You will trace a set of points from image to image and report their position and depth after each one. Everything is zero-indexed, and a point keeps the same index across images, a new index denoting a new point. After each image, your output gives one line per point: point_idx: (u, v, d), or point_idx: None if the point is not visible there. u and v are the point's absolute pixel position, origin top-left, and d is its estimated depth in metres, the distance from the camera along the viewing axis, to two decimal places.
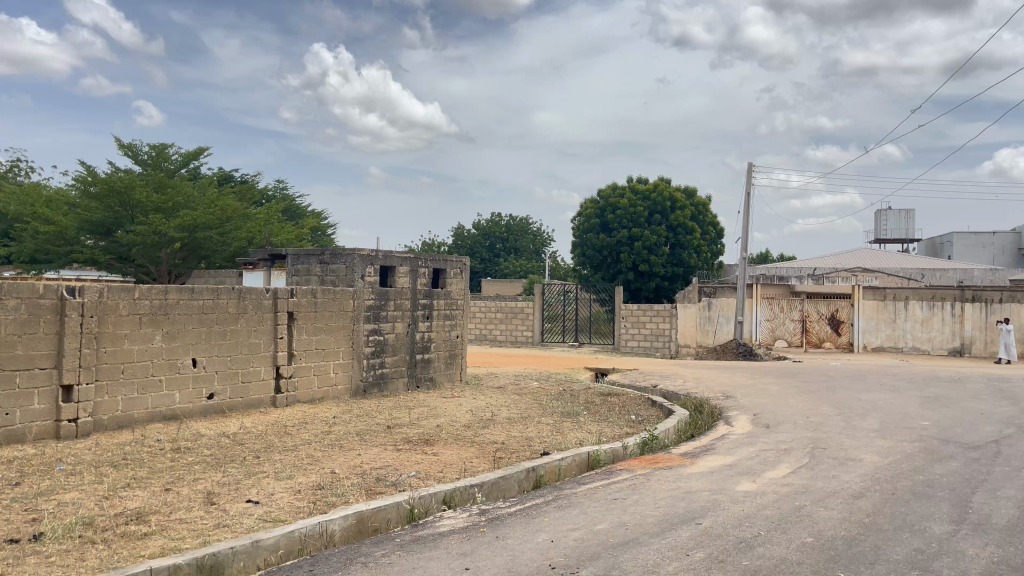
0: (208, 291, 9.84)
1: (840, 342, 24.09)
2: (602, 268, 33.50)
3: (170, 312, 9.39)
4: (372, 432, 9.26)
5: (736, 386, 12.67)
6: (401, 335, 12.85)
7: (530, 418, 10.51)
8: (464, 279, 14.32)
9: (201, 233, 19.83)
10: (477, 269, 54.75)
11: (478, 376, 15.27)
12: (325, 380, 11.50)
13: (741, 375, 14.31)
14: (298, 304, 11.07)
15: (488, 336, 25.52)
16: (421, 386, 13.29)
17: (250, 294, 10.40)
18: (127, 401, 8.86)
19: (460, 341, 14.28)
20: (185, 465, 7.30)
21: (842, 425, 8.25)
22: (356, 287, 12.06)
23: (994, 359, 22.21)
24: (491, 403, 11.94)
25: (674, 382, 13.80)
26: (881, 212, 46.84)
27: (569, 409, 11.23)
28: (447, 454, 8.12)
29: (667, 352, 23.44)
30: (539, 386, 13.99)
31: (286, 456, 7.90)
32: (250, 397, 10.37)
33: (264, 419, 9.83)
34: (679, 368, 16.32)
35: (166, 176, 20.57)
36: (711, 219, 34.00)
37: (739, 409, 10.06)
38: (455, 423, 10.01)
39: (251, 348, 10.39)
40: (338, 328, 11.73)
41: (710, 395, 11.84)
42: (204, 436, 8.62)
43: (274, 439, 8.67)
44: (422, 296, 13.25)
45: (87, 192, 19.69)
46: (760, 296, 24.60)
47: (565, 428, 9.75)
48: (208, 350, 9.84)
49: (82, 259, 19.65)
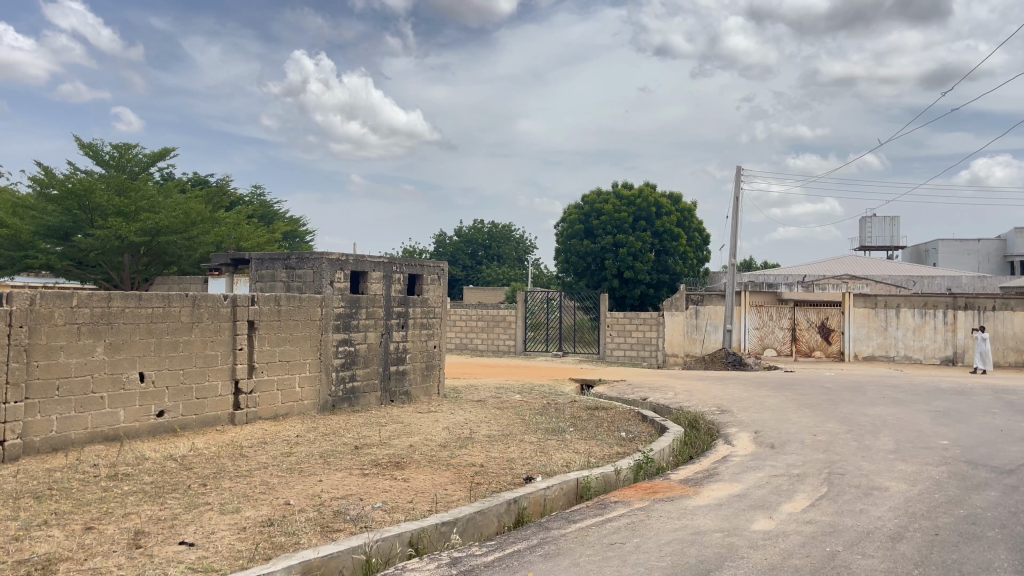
0: (157, 298, 8.93)
1: (830, 351, 23.49)
2: (586, 274, 32.77)
3: (114, 321, 8.48)
4: (337, 454, 8.41)
5: (732, 399, 11.92)
6: (374, 345, 12.00)
7: (513, 436, 9.69)
8: (443, 285, 13.51)
9: (165, 238, 18.88)
10: (459, 276, 54.00)
11: (458, 389, 14.43)
12: (290, 395, 10.63)
13: (736, 387, 13.58)
14: (259, 311, 10.20)
15: (469, 345, 24.72)
16: (396, 400, 12.45)
17: (205, 301, 9.51)
18: (63, 421, 7.95)
19: (438, 352, 13.46)
20: (118, 496, 6.40)
21: (855, 446, 7.53)
22: (324, 294, 11.19)
23: (972, 368, 21.63)
24: (470, 419, 11.11)
25: (665, 395, 13.03)
26: (866, 220, 46.59)
27: (554, 426, 10.43)
28: (419, 479, 7.29)
29: (654, 362, 22.58)
30: (522, 399, 13.18)
31: (237, 482, 7.02)
32: (205, 415, 9.47)
33: (220, 439, 8.93)
34: (668, 379, 15.59)
35: (129, 178, 19.58)
36: (697, 224, 33.40)
37: (738, 426, 9.32)
38: (430, 443, 9.18)
39: (206, 360, 9.49)
40: (304, 339, 10.86)
41: (705, 409, 11.09)
42: (148, 460, 7.71)
43: (226, 463, 7.78)
44: (396, 303, 12.42)
45: (44, 194, 18.66)
46: (749, 304, 23.93)
47: (550, 448, 8.94)
48: (157, 363, 8.93)
49: (38, 264, 18.64)
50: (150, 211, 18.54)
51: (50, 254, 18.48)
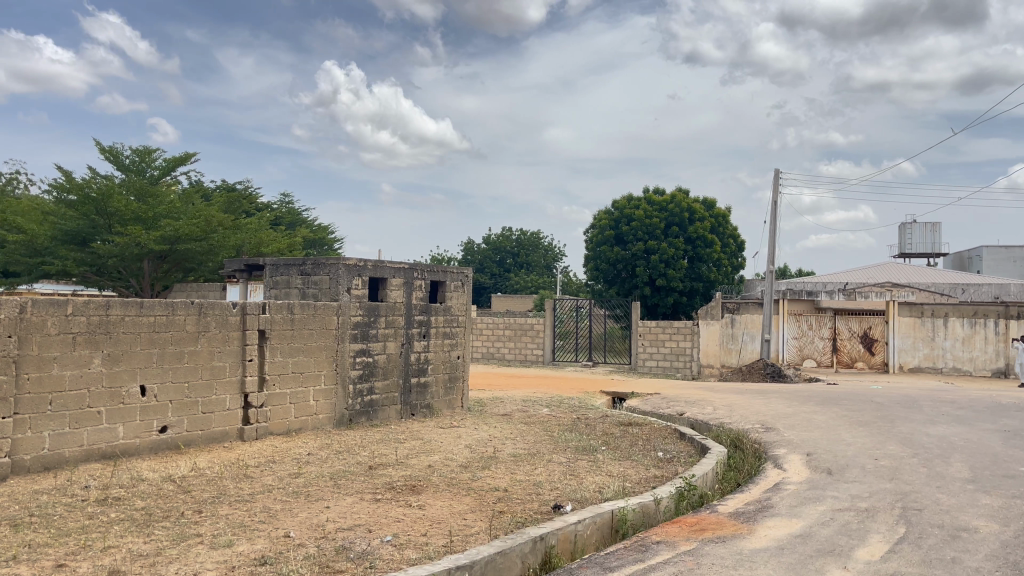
0: (160, 306, 8.35)
1: (873, 361, 22.44)
2: (616, 282, 31.93)
3: (113, 330, 7.92)
4: (349, 475, 7.74)
5: (777, 416, 11.08)
6: (393, 356, 11.35)
7: (540, 455, 8.96)
8: (466, 293, 12.84)
9: (184, 244, 18.55)
10: (487, 284, 53.38)
11: (482, 401, 13.73)
12: (303, 409, 10.02)
13: (779, 401, 12.71)
14: (271, 320, 9.60)
15: (496, 355, 24.03)
16: (417, 414, 11.80)
17: (212, 308, 8.92)
18: (56, 438, 7.39)
19: (462, 363, 12.77)
20: (102, 526, 5.79)
21: (925, 474, 6.71)
22: (341, 302, 10.57)
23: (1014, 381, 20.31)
24: (495, 435, 10.40)
25: (703, 409, 12.22)
26: (906, 226, 45.12)
27: (585, 444, 9.68)
28: (436, 506, 6.60)
29: (688, 373, 21.62)
30: (551, 413, 12.44)
31: (236, 508, 6.38)
32: (213, 431, 8.88)
33: (226, 457, 8.32)
34: (705, 392, 14.74)
35: (149, 183, 19.22)
36: (731, 231, 32.42)
37: (788, 447, 8.51)
38: (451, 462, 8.49)
39: (213, 372, 8.91)
40: (319, 349, 10.25)
41: (748, 427, 10.26)
42: (145, 481, 7.12)
43: (227, 485, 7.15)
44: (417, 312, 11.78)
45: (63, 199, 18.39)
46: (787, 312, 22.95)
47: (580, 470, 8.19)
48: (160, 375, 8.35)
49: (55, 270, 18.34)
50: (168, 217, 18.23)
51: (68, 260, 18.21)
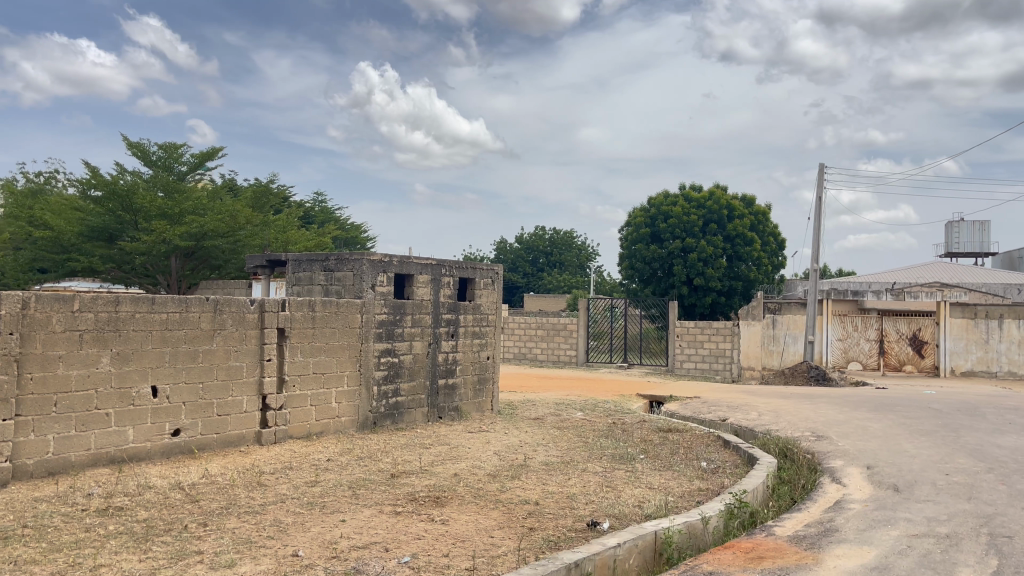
0: (172, 302, 7.92)
1: (923, 365, 21.44)
2: (652, 281, 31.17)
3: (122, 328, 7.51)
4: (369, 484, 7.23)
5: (828, 423, 10.34)
6: (420, 356, 10.84)
7: (574, 464, 8.37)
8: (497, 291, 12.28)
9: (210, 241, 18.32)
10: (519, 283, 52.90)
11: (513, 404, 13.16)
12: (325, 411, 9.54)
13: (828, 407, 11.96)
14: (291, 318, 9.14)
15: (528, 355, 23.46)
16: (445, 417, 11.28)
17: (228, 305, 8.47)
18: (61, 441, 6.99)
19: (491, 364, 12.21)
20: (98, 540, 5.32)
21: (1007, 493, 6.01)
22: (365, 300, 10.08)
23: None
24: (526, 441, 9.83)
25: (747, 415, 11.51)
26: (952, 224, 43.60)
27: (622, 452, 9.07)
28: (461, 521, 6.05)
29: (728, 376, 20.73)
30: (585, 418, 11.83)
31: (245, 521, 5.90)
32: (229, 434, 8.45)
33: (241, 462, 7.87)
34: (748, 396, 14.02)
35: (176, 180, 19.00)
36: (772, 228, 31.48)
37: (845, 459, 7.82)
38: (478, 471, 7.93)
39: (229, 372, 8.47)
40: (342, 349, 9.77)
41: (798, 435, 9.55)
42: (151, 489, 6.68)
43: (239, 494, 6.67)
44: (445, 309, 11.26)
45: (89, 195, 18.22)
46: (832, 312, 21.94)
47: (617, 482, 7.58)
48: (173, 376, 7.93)
49: (81, 267, 18.24)
50: (194, 213, 18.00)
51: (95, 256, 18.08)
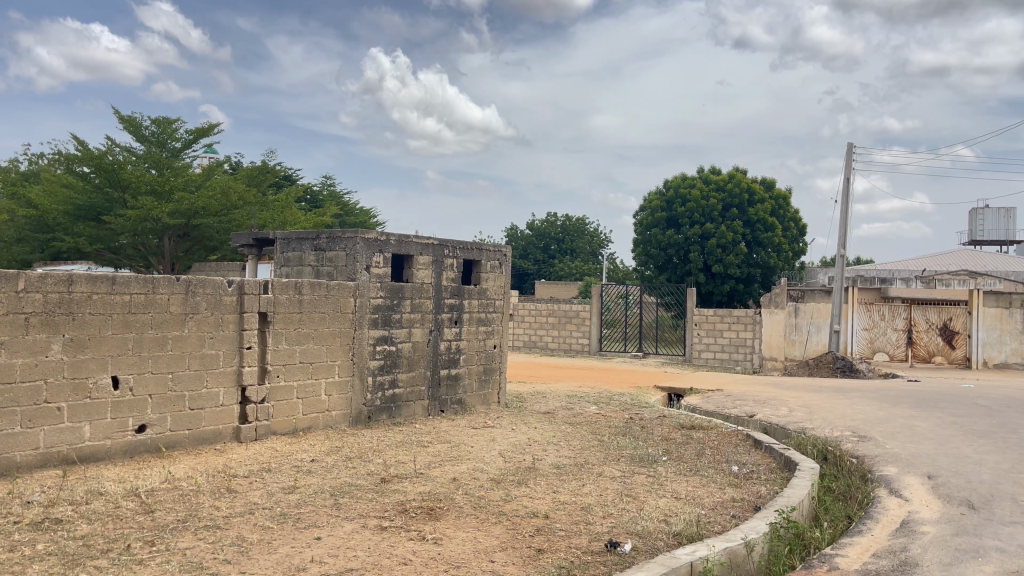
0: (136, 282, 7.02)
1: (954, 356, 20.37)
2: (668, 268, 30.17)
3: (77, 311, 6.62)
4: (355, 491, 6.32)
5: (869, 421, 9.33)
6: (420, 345, 9.91)
7: (588, 468, 7.42)
8: (504, 274, 11.32)
9: (202, 220, 17.55)
10: (531, 270, 51.96)
11: (521, 397, 12.22)
12: (313, 405, 8.65)
13: (865, 402, 10.94)
14: (275, 302, 8.21)
15: (539, 344, 22.52)
16: (447, 411, 10.38)
17: (203, 286, 7.56)
18: (4, 439, 6.13)
19: (498, 354, 11.27)
20: (19, 565, 4.43)
21: None
22: (358, 282, 9.14)
23: None
24: (535, 439, 8.89)
25: (777, 411, 10.53)
26: (977, 211, 42.27)
27: (643, 453, 8.11)
28: (457, 541, 5.14)
29: (748, 367, 19.76)
30: (599, 413, 10.87)
31: (202, 539, 5.00)
32: (202, 430, 7.56)
33: (213, 463, 6.97)
34: (775, 389, 13.02)
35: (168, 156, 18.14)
36: (793, 213, 30.33)
37: (900, 466, 6.84)
38: (480, 475, 7.00)
39: (203, 362, 7.57)
40: (333, 336, 8.86)
41: (839, 436, 8.55)
42: (100, 497, 5.80)
43: (201, 503, 5.77)
44: (448, 294, 10.32)
45: (78, 171, 17.46)
46: (856, 301, 20.99)
47: (637, 491, 6.62)
48: (137, 365, 7.03)
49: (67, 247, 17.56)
50: (185, 192, 17.24)
51: (82, 236, 17.42)
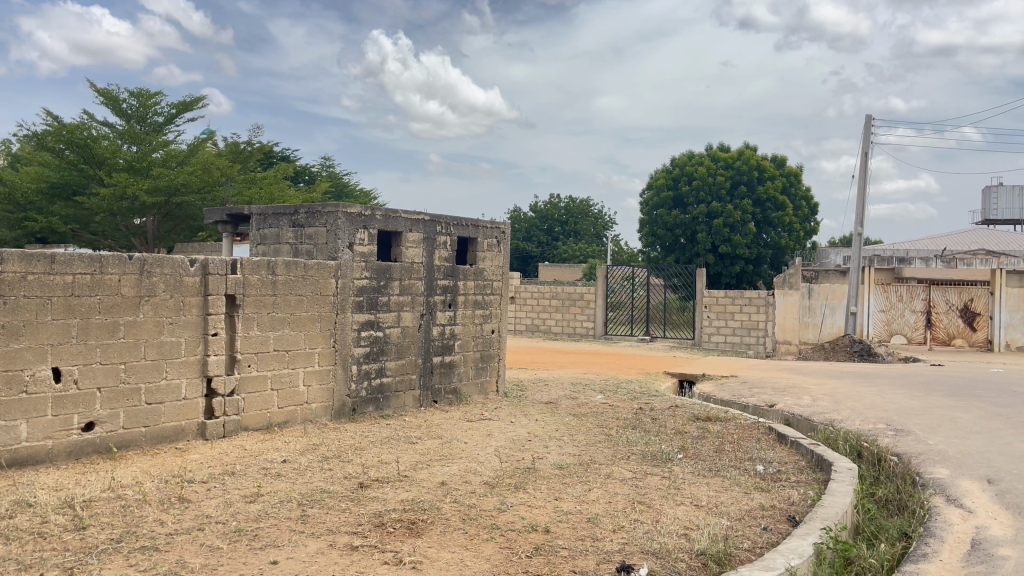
0: (80, 261, 6.15)
1: (975, 339, 19.48)
2: (674, 249, 29.28)
3: (8, 294, 5.78)
4: (327, 500, 5.50)
5: (903, 412, 8.47)
6: (410, 330, 9.07)
7: (595, 469, 6.59)
8: (503, 254, 10.45)
9: (182, 197, 16.90)
10: (534, 253, 51.05)
11: (522, 385, 11.37)
12: (290, 397, 7.82)
13: (893, 390, 10.09)
14: (245, 283, 7.35)
15: (542, 328, 21.65)
16: (440, 402, 9.56)
17: (160, 265, 6.69)
18: None
19: (496, 339, 10.43)
20: None
21: None
22: (341, 262, 8.27)
23: None
24: (536, 434, 8.06)
25: (799, 401, 9.68)
26: (990, 189, 41.14)
27: (655, 450, 7.26)
28: (440, 566, 4.31)
29: (762, 351, 18.95)
30: (605, 403, 10.03)
31: (132, 566, 4.17)
32: (162, 427, 6.73)
33: (169, 467, 6.14)
34: (793, 375, 12.15)
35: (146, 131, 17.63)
36: (805, 191, 29.33)
37: (952, 468, 6.00)
38: (473, 479, 6.17)
39: (162, 350, 6.73)
40: (312, 321, 8.01)
41: (873, 430, 7.70)
42: (25, 510, 4.99)
43: (144, 518, 4.95)
44: (440, 274, 9.46)
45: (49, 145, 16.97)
46: (873, 281, 20.03)
47: (651, 497, 5.77)
48: (83, 355, 6.19)
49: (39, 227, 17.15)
50: (164, 168, 16.64)
51: (58, 216, 17.08)
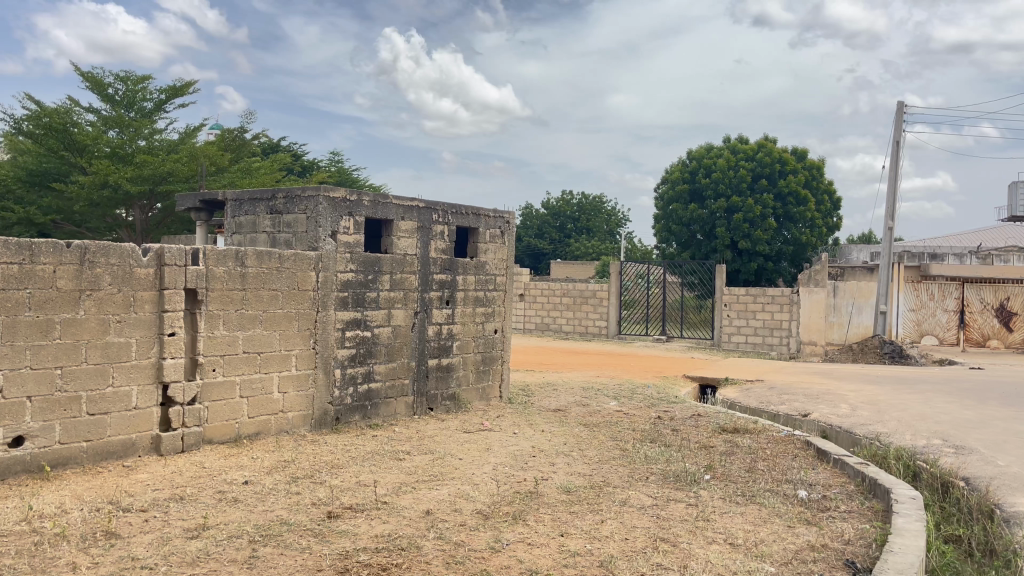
0: (3, 248, 5.25)
1: (1011, 340, 18.44)
2: (691, 245, 28.25)
3: None
4: (285, 536, 4.55)
5: (958, 425, 7.46)
6: (402, 330, 8.13)
7: (608, 494, 5.62)
8: (507, 246, 9.50)
9: (167, 186, 16.50)
10: (546, 250, 50.04)
11: (528, 390, 10.43)
12: (263, 406, 6.91)
13: (940, 398, 9.06)
14: (208, 276, 6.42)
15: (552, 326, 20.69)
16: (436, 409, 8.63)
17: (105, 254, 5.78)
18: None
19: (500, 339, 9.49)
20: None
21: None
22: (322, 252, 7.35)
23: None
24: (541, 448, 7.11)
25: (836, 410, 8.67)
26: (1016, 185, 39.72)
27: (679, 470, 6.28)
28: None
29: (785, 352, 17.94)
30: (619, 410, 9.06)
31: None
32: (108, 442, 5.83)
33: (107, 489, 5.23)
34: (825, 380, 11.11)
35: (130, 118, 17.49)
36: (827, 185, 28.18)
37: None
38: (464, 507, 5.21)
39: (108, 353, 5.82)
40: (289, 319, 7.10)
41: (928, 447, 6.70)
42: None
43: (51, 563, 4.01)
44: (437, 268, 8.52)
45: (27, 129, 16.82)
46: (903, 278, 18.89)
47: (676, 533, 4.80)
48: (10, 359, 5.30)
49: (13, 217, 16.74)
50: (149, 156, 16.33)
51: (33, 206, 16.77)
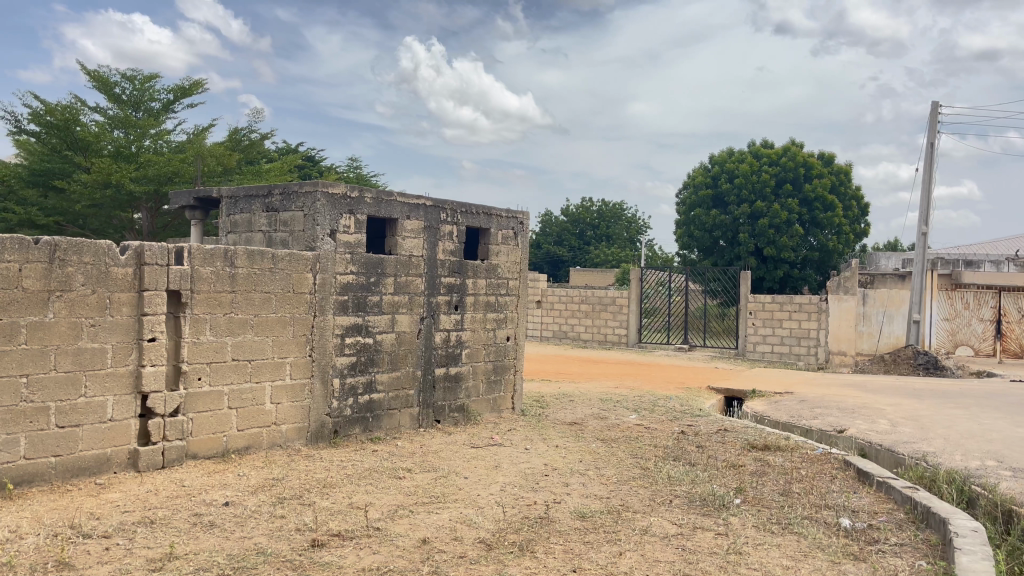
0: None
1: None
2: (713, 252, 27.55)
3: None
4: (259, 569, 4.01)
5: (1013, 445, 6.79)
6: (407, 336, 7.61)
7: (627, 520, 5.03)
8: (521, 248, 8.96)
9: (172, 187, 16.24)
10: (565, 257, 49.40)
11: (543, 401, 9.85)
12: (254, 417, 6.40)
13: (988, 414, 8.37)
14: (194, 277, 5.92)
15: (570, 334, 20.11)
16: (443, 421, 8.08)
17: (78, 252, 5.30)
18: None
19: (512, 347, 8.93)
20: None
21: None
22: (319, 252, 6.83)
23: None
24: (554, 466, 6.53)
25: (875, 426, 8.01)
26: None
27: (706, 493, 5.68)
28: None
29: (813, 362, 17.18)
30: (639, 424, 8.47)
31: None
32: (79, 456, 5.34)
33: (72, 511, 4.74)
34: (860, 394, 10.44)
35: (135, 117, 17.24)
36: (855, 190, 27.36)
37: None
38: (465, 536, 4.64)
39: (81, 360, 5.33)
40: (283, 324, 6.59)
41: (983, 469, 6.05)
42: None
43: None
44: (445, 270, 7.99)
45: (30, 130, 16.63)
46: (935, 287, 18.10)
47: (705, 569, 4.20)
48: None
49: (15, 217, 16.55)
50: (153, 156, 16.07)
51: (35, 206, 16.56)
